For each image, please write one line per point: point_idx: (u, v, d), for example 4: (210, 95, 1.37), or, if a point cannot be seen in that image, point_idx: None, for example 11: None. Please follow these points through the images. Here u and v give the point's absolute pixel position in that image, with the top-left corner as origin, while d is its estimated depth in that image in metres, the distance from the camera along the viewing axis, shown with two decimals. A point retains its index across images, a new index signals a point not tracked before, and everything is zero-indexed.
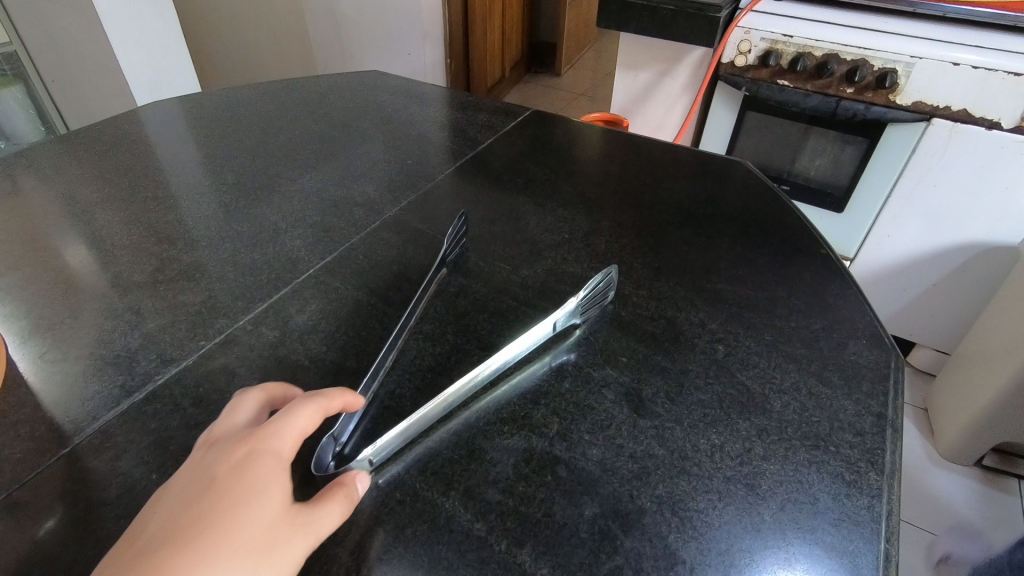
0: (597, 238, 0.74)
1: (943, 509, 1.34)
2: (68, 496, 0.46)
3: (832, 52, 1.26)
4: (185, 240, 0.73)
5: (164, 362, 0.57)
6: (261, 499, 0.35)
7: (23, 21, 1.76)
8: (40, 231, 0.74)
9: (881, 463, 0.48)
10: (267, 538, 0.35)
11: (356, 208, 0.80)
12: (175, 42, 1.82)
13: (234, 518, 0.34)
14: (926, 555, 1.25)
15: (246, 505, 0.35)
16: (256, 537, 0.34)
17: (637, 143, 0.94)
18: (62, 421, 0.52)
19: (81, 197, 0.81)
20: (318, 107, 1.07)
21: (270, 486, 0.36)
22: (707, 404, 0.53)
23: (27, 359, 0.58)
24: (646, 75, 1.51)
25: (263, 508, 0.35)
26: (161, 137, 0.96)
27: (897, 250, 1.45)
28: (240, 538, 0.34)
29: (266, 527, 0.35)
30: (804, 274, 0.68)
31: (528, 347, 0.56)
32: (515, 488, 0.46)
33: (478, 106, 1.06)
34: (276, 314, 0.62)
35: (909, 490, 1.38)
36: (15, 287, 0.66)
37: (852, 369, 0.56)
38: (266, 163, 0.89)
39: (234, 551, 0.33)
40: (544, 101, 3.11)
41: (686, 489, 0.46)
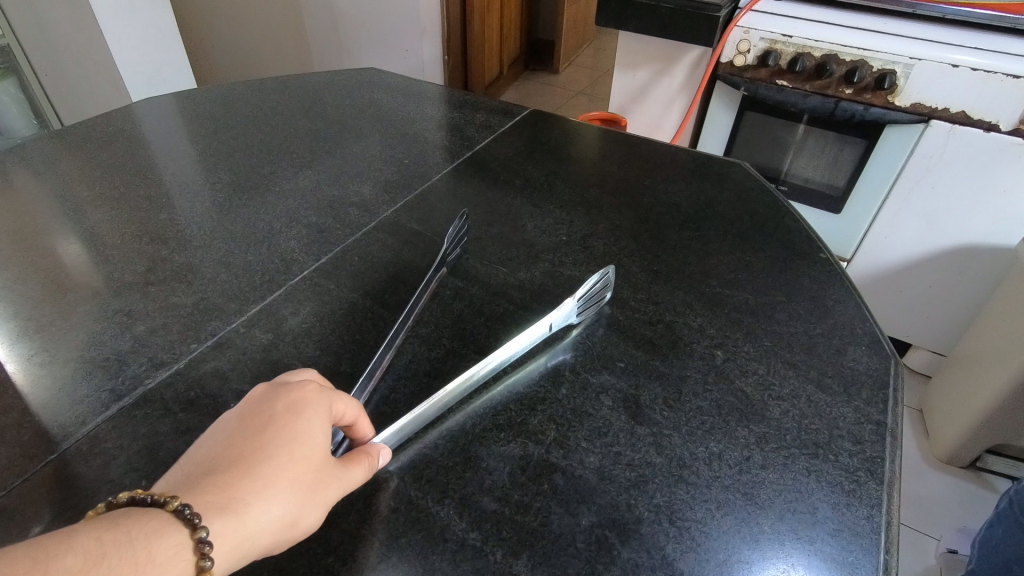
0: (595, 240, 0.73)
1: (938, 511, 1.35)
2: (55, 503, 0.45)
3: (832, 53, 1.25)
4: (178, 241, 0.72)
5: (155, 365, 0.56)
6: (309, 439, 0.38)
7: (16, 14, 1.74)
8: (30, 230, 0.73)
9: (880, 472, 0.47)
10: (311, 476, 0.38)
11: (351, 208, 0.79)
12: (171, 36, 1.80)
13: (285, 450, 0.37)
14: (919, 556, 1.25)
15: (297, 440, 0.38)
16: (302, 472, 0.37)
17: (636, 144, 0.94)
18: (50, 425, 0.51)
19: (72, 195, 0.80)
20: (314, 105, 1.06)
21: (317, 429, 0.39)
22: (706, 411, 0.52)
23: (15, 361, 0.57)
24: (644, 74, 1.50)
25: (312, 448, 0.38)
26: (154, 135, 0.94)
27: (894, 252, 1.45)
28: (292, 474, 0.37)
29: (311, 467, 0.38)
30: (803, 278, 0.67)
31: (528, 344, 0.56)
32: (511, 496, 0.45)
33: (476, 105, 1.06)
34: (270, 317, 0.61)
35: (904, 492, 1.38)
36: (4, 287, 0.65)
37: (851, 376, 0.56)
38: (261, 162, 0.88)
39: (283, 478, 0.36)
40: (542, 99, 3.10)
41: (684, 498, 0.45)
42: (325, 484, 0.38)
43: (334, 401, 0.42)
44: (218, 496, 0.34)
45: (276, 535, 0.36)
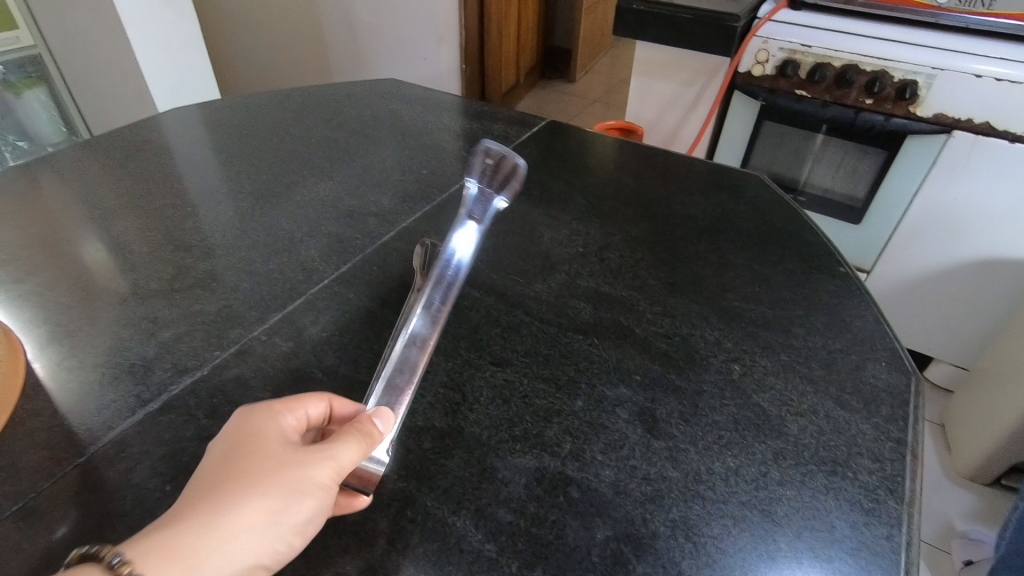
0: (611, 252, 0.74)
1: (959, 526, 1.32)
2: (82, 506, 0.46)
3: (852, 63, 1.24)
4: (201, 249, 0.74)
5: (179, 372, 0.57)
6: (266, 438, 0.39)
7: (47, 23, 1.79)
8: (60, 237, 0.75)
9: (901, 491, 0.47)
10: (280, 467, 0.37)
11: (370, 218, 0.80)
12: (195, 46, 1.84)
13: (245, 458, 0.38)
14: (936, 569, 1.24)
15: (255, 443, 0.38)
16: (267, 468, 0.37)
17: (652, 155, 0.94)
18: (78, 429, 0.52)
19: (99, 203, 0.82)
20: (335, 116, 1.07)
21: (270, 432, 0.39)
22: (723, 426, 0.52)
23: (45, 365, 0.58)
24: (661, 83, 1.50)
25: (272, 443, 0.39)
26: (179, 145, 0.97)
27: (915, 264, 1.43)
28: (252, 477, 0.37)
29: (276, 458, 0.38)
30: (822, 292, 0.67)
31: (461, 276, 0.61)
32: (527, 508, 0.46)
33: (493, 115, 1.07)
34: (291, 325, 0.62)
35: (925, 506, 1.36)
36: (34, 293, 0.67)
37: (871, 392, 0.55)
38: (282, 171, 0.90)
39: (248, 479, 0.36)
40: (559, 107, 3.11)
41: (700, 513, 0.45)
42: (302, 466, 0.38)
43: (289, 405, 0.42)
44: (175, 524, 0.34)
45: (263, 529, 0.35)
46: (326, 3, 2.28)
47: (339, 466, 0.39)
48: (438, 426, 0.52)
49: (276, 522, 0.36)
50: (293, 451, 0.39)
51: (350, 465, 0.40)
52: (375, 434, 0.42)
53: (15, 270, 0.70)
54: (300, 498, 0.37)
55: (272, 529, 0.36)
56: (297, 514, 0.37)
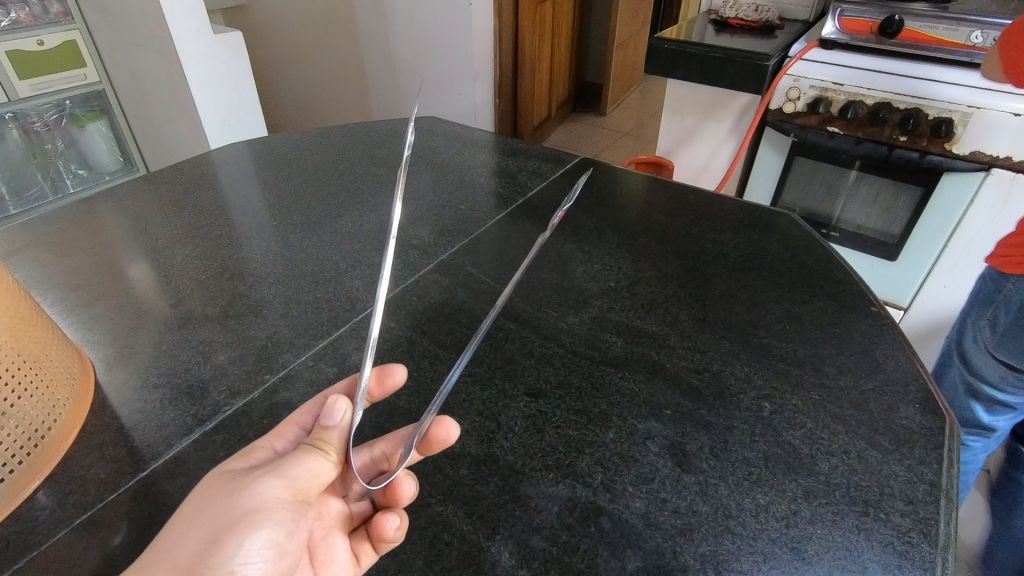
0: (642, 287, 0.76)
1: None
2: (143, 518, 0.50)
3: (884, 101, 1.25)
4: (253, 278, 0.78)
5: (232, 394, 0.61)
6: (213, 470, 0.42)
7: (114, 62, 1.93)
8: (125, 264, 0.81)
9: (934, 534, 0.47)
10: (216, 492, 0.40)
11: (410, 250, 0.84)
12: (246, 83, 1.95)
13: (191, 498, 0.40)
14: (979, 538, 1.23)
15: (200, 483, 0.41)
16: (212, 495, 0.40)
17: (683, 193, 0.96)
18: (140, 444, 0.56)
19: (160, 233, 0.88)
20: (377, 152, 1.13)
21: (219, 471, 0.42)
22: (753, 462, 0.53)
23: (111, 383, 0.63)
24: (692, 119, 1.53)
25: (217, 476, 0.41)
26: (233, 179, 1.03)
27: (953, 302, 1.40)
28: (197, 509, 0.39)
29: (214, 486, 0.40)
30: (853, 332, 0.67)
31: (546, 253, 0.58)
32: (559, 537, 0.47)
33: (527, 152, 1.11)
34: (335, 352, 0.66)
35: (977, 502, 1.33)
36: (102, 315, 0.73)
37: (903, 434, 0.55)
38: (327, 205, 0.96)
39: (192, 514, 0.39)
40: (590, 141, 3.16)
41: (730, 548, 0.46)
42: (239, 487, 0.40)
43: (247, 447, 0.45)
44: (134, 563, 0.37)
45: (207, 554, 0.38)
46: (369, 42, 2.40)
47: (284, 476, 0.41)
48: (474, 453, 0.54)
49: (212, 546, 0.38)
50: (231, 477, 0.41)
51: (300, 472, 0.41)
52: (327, 439, 0.43)
53: (85, 294, 0.76)
54: (235, 519, 0.39)
55: (211, 555, 0.38)
56: (235, 537, 0.38)
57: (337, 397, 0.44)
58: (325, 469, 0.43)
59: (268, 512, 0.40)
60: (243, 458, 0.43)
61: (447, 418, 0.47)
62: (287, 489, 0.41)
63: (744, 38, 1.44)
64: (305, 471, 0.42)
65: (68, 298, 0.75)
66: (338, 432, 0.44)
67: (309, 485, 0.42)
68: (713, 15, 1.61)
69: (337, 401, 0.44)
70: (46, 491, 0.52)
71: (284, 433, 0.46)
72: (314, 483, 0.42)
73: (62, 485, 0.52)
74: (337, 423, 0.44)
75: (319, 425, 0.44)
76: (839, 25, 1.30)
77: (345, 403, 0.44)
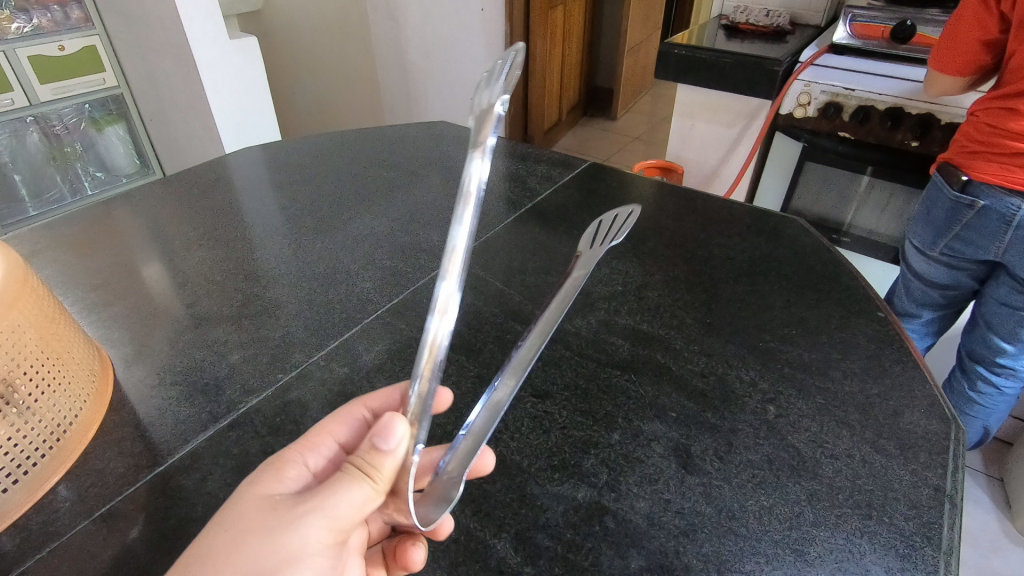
0: (650, 291, 0.76)
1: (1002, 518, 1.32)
2: (160, 511, 0.51)
3: (897, 106, 1.22)
4: (267, 279, 0.80)
5: (246, 392, 0.63)
6: (247, 497, 0.40)
7: (132, 67, 1.96)
8: (143, 265, 0.83)
9: (937, 538, 0.47)
10: (255, 529, 0.39)
11: (421, 253, 0.86)
12: (260, 88, 1.98)
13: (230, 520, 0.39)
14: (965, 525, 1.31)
15: (239, 503, 0.40)
16: (254, 529, 0.39)
17: (691, 198, 0.97)
18: (158, 440, 0.58)
19: (178, 235, 0.90)
20: (388, 155, 1.15)
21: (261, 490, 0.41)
22: (757, 465, 0.53)
23: (129, 380, 0.65)
24: (702, 124, 1.53)
25: (255, 502, 0.40)
26: (247, 182, 1.05)
27: None
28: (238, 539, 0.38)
29: (251, 521, 0.39)
30: (860, 336, 0.68)
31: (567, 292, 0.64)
32: (564, 535, 0.48)
33: (537, 156, 1.12)
34: (346, 352, 0.67)
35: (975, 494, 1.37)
36: (121, 314, 0.75)
37: (908, 438, 0.56)
38: (338, 207, 0.97)
39: (231, 547, 0.38)
40: (600, 144, 3.16)
41: (732, 548, 0.47)
42: (284, 527, 0.39)
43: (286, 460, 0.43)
44: None
45: None
46: (382, 47, 2.42)
47: (327, 515, 0.40)
48: None
49: None
50: (270, 510, 0.40)
51: (344, 509, 0.40)
52: (376, 466, 0.41)
53: (104, 293, 0.78)
54: (275, 565, 0.38)
55: None
56: None
57: (394, 418, 0.41)
58: (372, 500, 0.42)
59: (309, 555, 0.40)
60: (278, 480, 0.42)
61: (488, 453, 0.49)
62: (329, 529, 0.40)
63: (755, 43, 1.44)
64: (348, 506, 0.41)
65: (88, 297, 0.78)
66: (390, 460, 0.41)
67: (351, 520, 0.41)
68: (724, 20, 1.62)
69: (395, 424, 0.40)
70: (66, 484, 0.54)
71: (319, 448, 0.45)
72: (357, 517, 0.41)
73: (82, 478, 0.54)
74: (390, 449, 0.41)
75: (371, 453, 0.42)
76: (851, 30, 1.31)
77: (404, 426, 0.41)
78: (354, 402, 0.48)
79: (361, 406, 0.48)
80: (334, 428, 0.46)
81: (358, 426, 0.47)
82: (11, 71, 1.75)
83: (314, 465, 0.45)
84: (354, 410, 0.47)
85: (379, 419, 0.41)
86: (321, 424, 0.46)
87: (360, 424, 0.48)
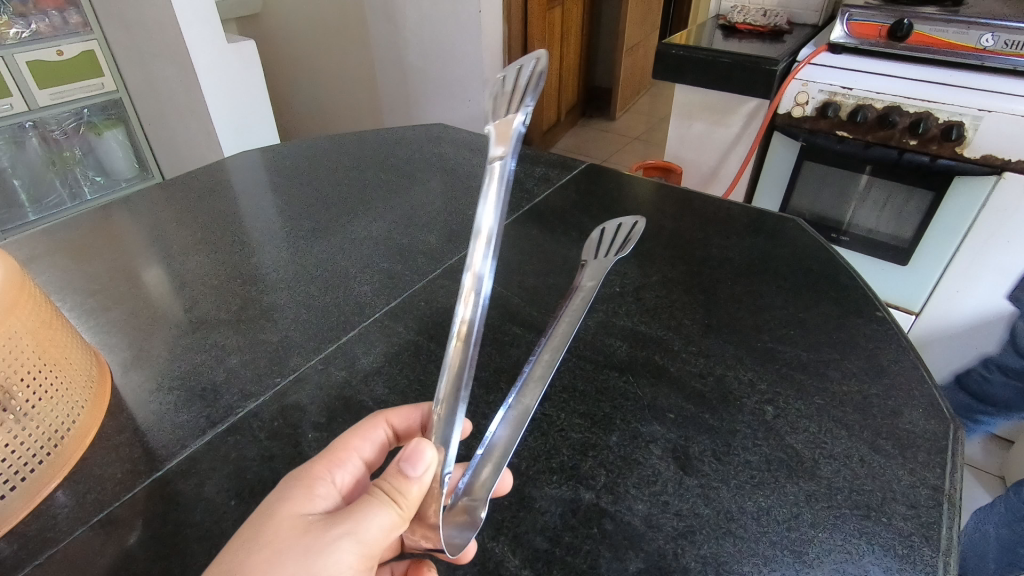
0: (647, 292, 0.76)
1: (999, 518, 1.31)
2: (157, 517, 0.51)
3: (894, 105, 1.22)
4: (266, 283, 0.80)
5: (244, 396, 0.63)
6: (277, 516, 0.40)
7: (131, 71, 1.96)
8: (141, 270, 0.83)
9: (936, 538, 0.47)
10: (288, 551, 0.38)
11: (419, 255, 0.86)
12: (259, 91, 1.98)
13: (260, 540, 0.38)
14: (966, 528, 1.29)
15: (268, 522, 0.39)
16: (284, 552, 0.38)
17: (689, 199, 0.97)
18: (156, 445, 0.58)
19: (176, 239, 0.90)
20: (386, 158, 1.15)
21: (291, 511, 0.40)
22: (755, 466, 0.53)
23: (128, 385, 0.65)
24: (700, 123, 1.53)
25: (285, 522, 0.40)
26: (246, 187, 1.05)
27: (965, 309, 1.35)
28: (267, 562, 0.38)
29: (285, 542, 0.39)
30: (858, 337, 0.68)
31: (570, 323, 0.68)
32: (562, 538, 0.48)
33: (535, 158, 1.12)
34: (344, 356, 0.67)
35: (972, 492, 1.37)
36: (120, 319, 0.75)
37: (906, 438, 0.56)
38: (336, 210, 0.97)
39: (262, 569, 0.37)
40: (598, 145, 3.16)
41: (730, 550, 0.47)
42: (312, 551, 0.39)
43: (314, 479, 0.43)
44: None
45: None
46: (380, 48, 2.42)
47: (358, 540, 0.40)
48: None
49: None
50: (302, 532, 0.39)
51: (374, 534, 0.40)
52: (404, 491, 0.41)
53: (102, 298, 0.78)
54: None
55: None
56: None
57: (423, 445, 0.41)
58: (399, 526, 0.41)
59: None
60: (307, 498, 0.42)
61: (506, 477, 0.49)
62: (358, 554, 0.40)
63: (752, 43, 1.44)
64: (378, 530, 0.40)
65: (86, 303, 0.77)
66: (418, 486, 0.41)
67: (380, 546, 0.41)
68: (721, 20, 1.62)
69: (423, 451, 0.41)
70: (65, 490, 0.54)
71: (345, 465, 0.45)
72: (385, 542, 0.41)
73: (80, 484, 0.54)
74: (418, 477, 0.41)
75: (399, 476, 0.41)
76: (848, 29, 1.30)
77: (431, 453, 0.41)
78: (377, 417, 0.49)
79: (384, 423, 0.49)
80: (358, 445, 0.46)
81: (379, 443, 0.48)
82: (10, 77, 1.75)
83: (341, 482, 0.45)
84: (378, 426, 0.48)
85: (409, 445, 0.41)
86: (347, 440, 0.46)
87: (380, 441, 0.48)
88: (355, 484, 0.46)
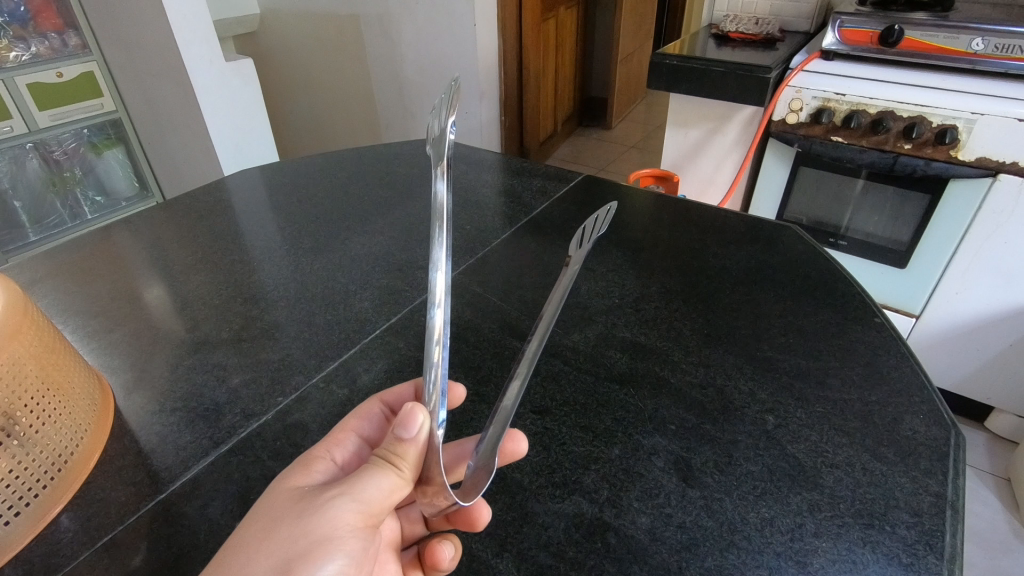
0: (646, 303, 0.77)
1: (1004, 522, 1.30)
2: (161, 539, 0.51)
3: (888, 110, 1.23)
4: (266, 302, 0.80)
5: (246, 417, 0.63)
6: (279, 489, 0.42)
7: (130, 90, 1.98)
8: (142, 291, 0.84)
9: (940, 546, 0.47)
10: (285, 515, 0.40)
11: (418, 271, 0.86)
12: (258, 110, 2.00)
13: (262, 509, 0.40)
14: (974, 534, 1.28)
15: (270, 495, 0.41)
16: (283, 515, 0.40)
17: (686, 209, 0.97)
18: (159, 468, 0.58)
19: (176, 259, 0.91)
20: (383, 175, 1.16)
21: (288, 484, 0.42)
22: (758, 476, 0.53)
23: (130, 407, 0.65)
24: (696, 132, 1.55)
25: (285, 492, 0.41)
26: (246, 205, 1.06)
27: (967, 311, 1.34)
28: (271, 529, 0.39)
29: (283, 509, 0.40)
30: (858, 344, 0.68)
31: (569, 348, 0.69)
32: (566, 553, 0.48)
33: (531, 171, 1.13)
34: (346, 373, 0.68)
35: (977, 498, 1.36)
36: (121, 341, 0.75)
37: (908, 445, 0.56)
38: (332, 228, 0.98)
39: (264, 535, 0.39)
40: (595, 154, 3.18)
41: (735, 563, 0.47)
42: (311, 511, 0.40)
43: (315, 458, 0.45)
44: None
45: None
46: (376, 64, 2.43)
47: (356, 500, 0.41)
48: None
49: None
50: (301, 497, 0.41)
51: (372, 494, 0.41)
52: (402, 454, 0.42)
53: (104, 320, 0.78)
54: (306, 547, 0.39)
55: None
56: (306, 566, 0.39)
57: (414, 407, 0.41)
58: (399, 489, 0.42)
59: (340, 539, 0.40)
60: (307, 472, 0.44)
61: (519, 433, 0.49)
62: (359, 514, 0.41)
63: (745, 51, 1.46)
64: (377, 492, 0.41)
65: (88, 325, 0.78)
66: (413, 446, 0.42)
67: (382, 507, 0.42)
68: (715, 28, 1.63)
69: (415, 413, 0.41)
70: (69, 514, 0.54)
71: (343, 443, 0.47)
72: (386, 503, 0.42)
73: (83, 508, 0.54)
74: (413, 437, 0.41)
75: (395, 439, 0.42)
76: (840, 36, 1.31)
77: (424, 415, 0.41)
78: (372, 399, 0.51)
79: (378, 402, 0.51)
80: (356, 424, 0.49)
81: (379, 420, 0.50)
82: (11, 99, 1.77)
83: (341, 459, 0.46)
84: (371, 405, 0.51)
85: (401, 409, 0.41)
86: (346, 422, 0.49)
87: (379, 417, 0.50)
88: (357, 460, 0.47)
